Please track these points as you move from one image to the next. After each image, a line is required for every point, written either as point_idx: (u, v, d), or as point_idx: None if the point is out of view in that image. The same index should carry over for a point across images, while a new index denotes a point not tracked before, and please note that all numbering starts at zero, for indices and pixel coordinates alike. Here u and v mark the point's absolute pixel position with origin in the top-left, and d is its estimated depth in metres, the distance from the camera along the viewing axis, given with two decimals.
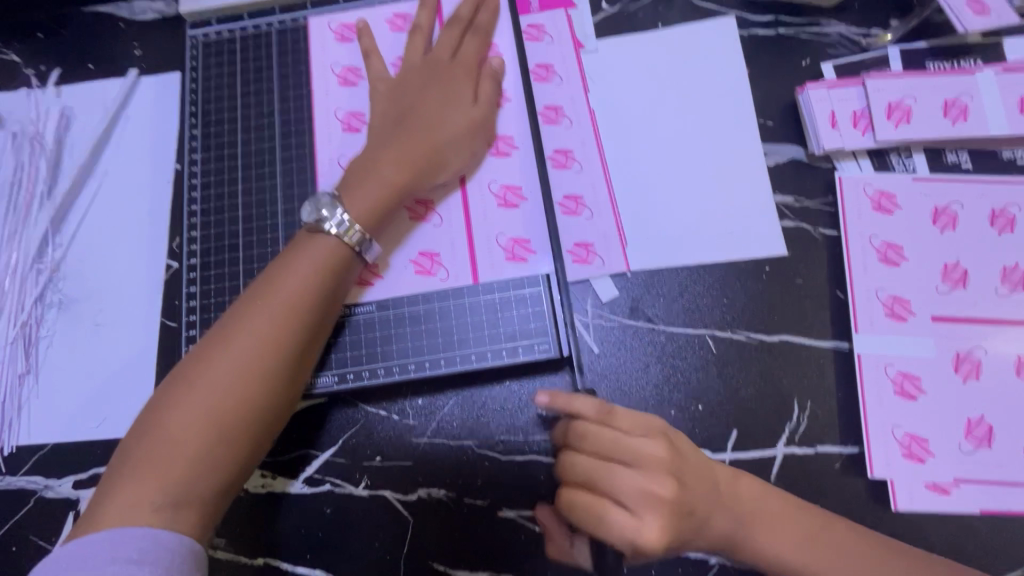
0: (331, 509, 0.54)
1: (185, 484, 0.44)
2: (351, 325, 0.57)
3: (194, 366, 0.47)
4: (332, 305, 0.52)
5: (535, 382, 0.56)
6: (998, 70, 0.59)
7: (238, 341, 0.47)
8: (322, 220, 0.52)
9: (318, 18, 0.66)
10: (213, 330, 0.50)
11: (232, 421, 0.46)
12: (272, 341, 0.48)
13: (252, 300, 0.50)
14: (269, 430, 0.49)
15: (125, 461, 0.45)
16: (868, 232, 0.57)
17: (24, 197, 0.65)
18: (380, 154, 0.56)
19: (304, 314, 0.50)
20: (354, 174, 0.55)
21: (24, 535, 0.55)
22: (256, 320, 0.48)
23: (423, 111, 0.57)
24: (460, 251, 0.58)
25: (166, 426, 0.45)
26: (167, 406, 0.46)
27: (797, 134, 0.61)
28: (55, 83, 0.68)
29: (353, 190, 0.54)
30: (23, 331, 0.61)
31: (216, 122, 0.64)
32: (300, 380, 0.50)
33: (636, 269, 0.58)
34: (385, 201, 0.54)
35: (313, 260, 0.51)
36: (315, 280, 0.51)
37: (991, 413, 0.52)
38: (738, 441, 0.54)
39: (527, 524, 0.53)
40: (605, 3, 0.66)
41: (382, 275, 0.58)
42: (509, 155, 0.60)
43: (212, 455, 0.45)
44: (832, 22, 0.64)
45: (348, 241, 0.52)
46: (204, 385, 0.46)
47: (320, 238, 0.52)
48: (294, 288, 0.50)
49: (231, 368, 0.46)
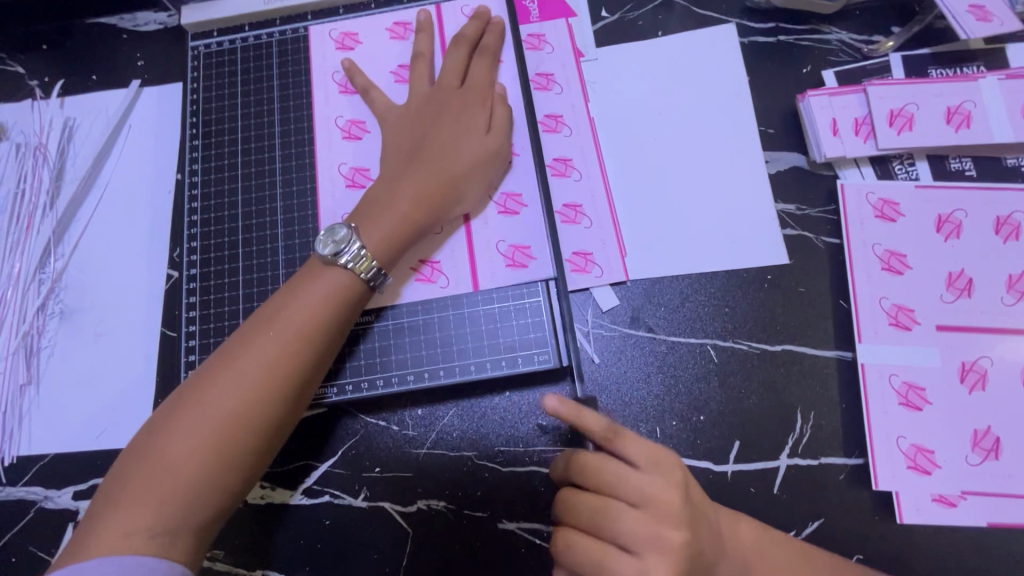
0: (330, 520, 0.54)
1: (179, 515, 0.43)
2: (357, 338, 0.57)
3: (199, 391, 0.46)
4: (338, 333, 0.51)
5: (535, 392, 0.56)
6: (1003, 77, 0.58)
7: (244, 372, 0.47)
8: (338, 253, 0.51)
9: (318, 27, 0.66)
10: (221, 351, 0.49)
11: (232, 456, 0.45)
12: (279, 374, 0.47)
13: (257, 327, 0.49)
14: (262, 455, 0.47)
15: (118, 486, 0.44)
16: (871, 240, 0.56)
17: (28, 208, 0.65)
18: (396, 187, 0.55)
19: (313, 345, 0.49)
20: (371, 204, 0.54)
21: (23, 547, 0.55)
22: (258, 345, 0.48)
23: (436, 144, 0.56)
24: (460, 258, 0.58)
25: (166, 456, 0.44)
26: (167, 433, 0.45)
27: (799, 141, 0.61)
28: (58, 95, 0.69)
29: (371, 223, 0.53)
30: (25, 341, 0.61)
31: (217, 132, 0.64)
32: (298, 406, 0.49)
33: (636, 278, 0.58)
34: (401, 236, 0.53)
35: (325, 291, 0.50)
36: (327, 311, 0.50)
37: (997, 423, 0.51)
38: (741, 452, 0.53)
39: (527, 536, 0.52)
40: (605, 11, 0.66)
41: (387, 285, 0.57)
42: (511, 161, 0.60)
43: (202, 482, 0.44)
44: (833, 29, 0.63)
45: (363, 275, 0.51)
46: (209, 415, 0.45)
47: (334, 272, 0.51)
48: (305, 321, 0.49)
49: (237, 398, 0.46)
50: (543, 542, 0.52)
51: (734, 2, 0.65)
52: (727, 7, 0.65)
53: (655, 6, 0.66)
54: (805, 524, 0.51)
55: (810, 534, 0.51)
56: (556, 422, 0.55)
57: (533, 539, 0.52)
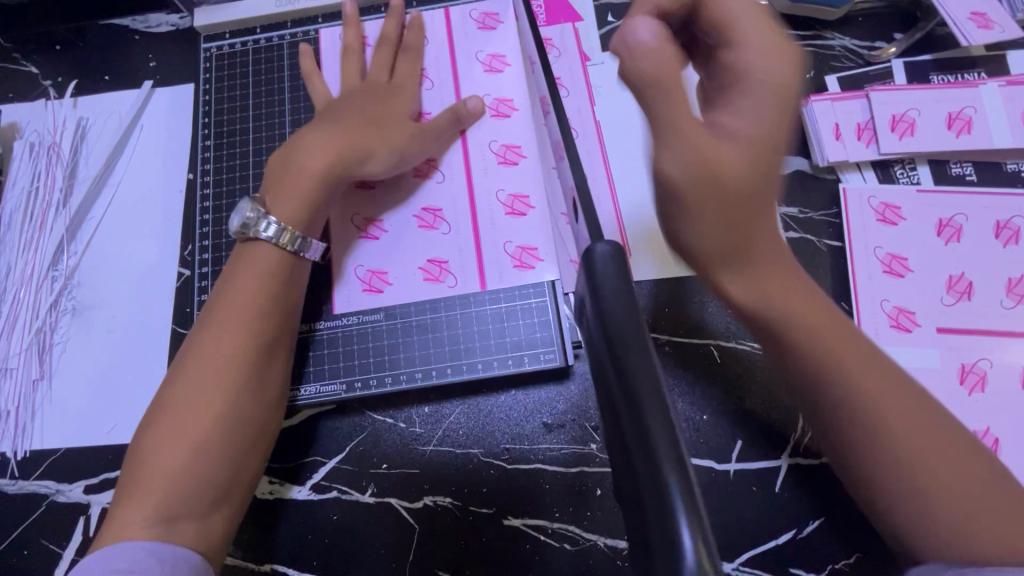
0: (338, 516, 0.55)
1: (175, 509, 0.43)
2: (324, 334, 0.58)
3: (164, 393, 0.47)
4: (284, 308, 0.52)
5: (541, 391, 0.57)
6: (1003, 83, 0.59)
7: (200, 363, 0.47)
8: (249, 224, 0.51)
9: (329, 31, 0.67)
10: (180, 353, 0.49)
11: (213, 443, 0.45)
12: (237, 357, 0.48)
13: (206, 320, 0.50)
14: (249, 439, 0.48)
15: (117, 493, 0.44)
16: (873, 243, 0.57)
17: (41, 206, 0.66)
18: (301, 155, 0.54)
19: (262, 323, 0.50)
20: (274, 176, 0.54)
21: (34, 540, 0.56)
22: (210, 335, 0.48)
23: (356, 115, 0.57)
24: (468, 259, 0.59)
25: (148, 459, 0.44)
26: (144, 436, 0.46)
27: (801, 145, 0.61)
28: (71, 95, 0.70)
29: (279, 192, 0.53)
30: (38, 337, 0.62)
31: (229, 133, 0.65)
32: (270, 389, 0.50)
33: (641, 279, 0.59)
34: (312, 202, 0.53)
35: (265, 273, 0.51)
36: (271, 289, 0.51)
37: (996, 425, 0.52)
38: (743, 451, 0.54)
39: (531, 533, 0.53)
40: (611, 16, 0.67)
41: (387, 282, 0.59)
42: (517, 164, 0.60)
43: (196, 478, 0.44)
44: (836, 35, 0.64)
45: (282, 244, 0.52)
46: (177, 410, 0.46)
47: (255, 246, 0.52)
48: (250, 303, 0.49)
49: (201, 387, 0.46)
50: (548, 538, 0.53)
51: None
52: None
53: None
54: (806, 522, 0.52)
55: (811, 533, 0.51)
56: (561, 420, 0.56)
57: (538, 535, 0.53)
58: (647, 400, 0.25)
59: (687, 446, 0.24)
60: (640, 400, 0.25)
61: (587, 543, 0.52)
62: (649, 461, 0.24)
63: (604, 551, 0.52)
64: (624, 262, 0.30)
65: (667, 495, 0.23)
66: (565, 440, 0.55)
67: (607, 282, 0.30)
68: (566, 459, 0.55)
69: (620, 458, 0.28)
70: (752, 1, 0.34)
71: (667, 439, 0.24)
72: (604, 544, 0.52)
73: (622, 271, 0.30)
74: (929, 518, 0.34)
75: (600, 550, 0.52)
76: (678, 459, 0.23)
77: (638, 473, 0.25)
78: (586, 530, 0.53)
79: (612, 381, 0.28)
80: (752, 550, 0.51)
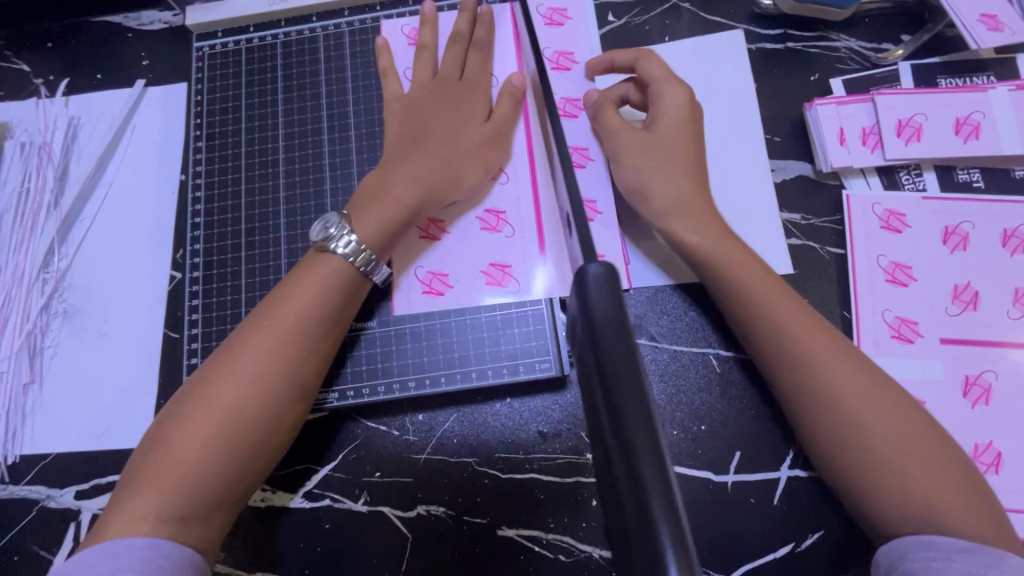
0: (330, 524, 0.54)
1: (187, 501, 0.43)
2: (365, 339, 0.58)
3: (200, 385, 0.46)
4: (338, 320, 0.51)
5: (536, 399, 0.56)
6: (1013, 88, 0.58)
7: (244, 360, 0.47)
8: (330, 239, 0.51)
9: (390, 23, 0.65)
10: (222, 346, 0.49)
11: (240, 441, 0.45)
12: (280, 360, 0.47)
13: (256, 319, 0.49)
14: (273, 450, 0.48)
15: (128, 478, 0.44)
16: (876, 251, 0.56)
17: (32, 207, 0.65)
18: (391, 174, 0.54)
19: (310, 330, 0.49)
20: (364, 195, 0.54)
21: (24, 546, 0.55)
22: (257, 333, 0.48)
23: (435, 128, 0.56)
24: (534, 266, 0.57)
25: (173, 447, 0.44)
26: (172, 424, 0.45)
27: (804, 149, 0.60)
28: (63, 94, 0.69)
29: (363, 210, 0.53)
30: (28, 340, 0.61)
31: (221, 134, 0.64)
32: (306, 406, 0.50)
33: (639, 286, 0.58)
34: (395, 220, 0.53)
35: (324, 281, 0.50)
36: (326, 297, 0.50)
37: (1000, 438, 0.51)
38: (741, 463, 0.53)
39: (525, 544, 0.52)
40: (612, 15, 0.66)
41: (449, 286, 0.57)
42: (585, 166, 0.59)
43: (214, 478, 0.44)
44: (842, 36, 0.63)
45: (355, 262, 0.51)
46: (212, 403, 0.45)
47: (328, 260, 0.51)
48: (305, 311, 0.49)
49: (239, 384, 0.46)
50: (542, 549, 0.52)
51: (742, 7, 0.65)
52: (735, 12, 0.65)
53: (663, 11, 0.65)
54: (805, 536, 0.51)
55: (810, 546, 0.51)
56: (557, 429, 0.55)
57: (533, 546, 0.52)
58: (632, 428, 0.25)
59: (671, 466, 0.25)
60: (624, 424, 0.25)
61: (582, 555, 0.52)
62: (634, 489, 0.24)
63: (599, 563, 0.52)
64: (616, 285, 0.29)
65: (649, 511, 0.23)
66: (561, 450, 0.54)
67: (599, 309, 0.29)
68: (562, 469, 0.54)
69: (603, 467, 0.28)
70: (681, 97, 0.55)
71: (652, 455, 0.24)
72: (600, 556, 0.52)
73: (613, 291, 0.29)
74: (895, 480, 0.42)
75: (595, 561, 0.52)
76: (661, 475, 0.24)
77: (625, 504, 0.25)
78: (581, 541, 0.52)
79: (596, 388, 0.28)
80: (749, 564, 0.51)
